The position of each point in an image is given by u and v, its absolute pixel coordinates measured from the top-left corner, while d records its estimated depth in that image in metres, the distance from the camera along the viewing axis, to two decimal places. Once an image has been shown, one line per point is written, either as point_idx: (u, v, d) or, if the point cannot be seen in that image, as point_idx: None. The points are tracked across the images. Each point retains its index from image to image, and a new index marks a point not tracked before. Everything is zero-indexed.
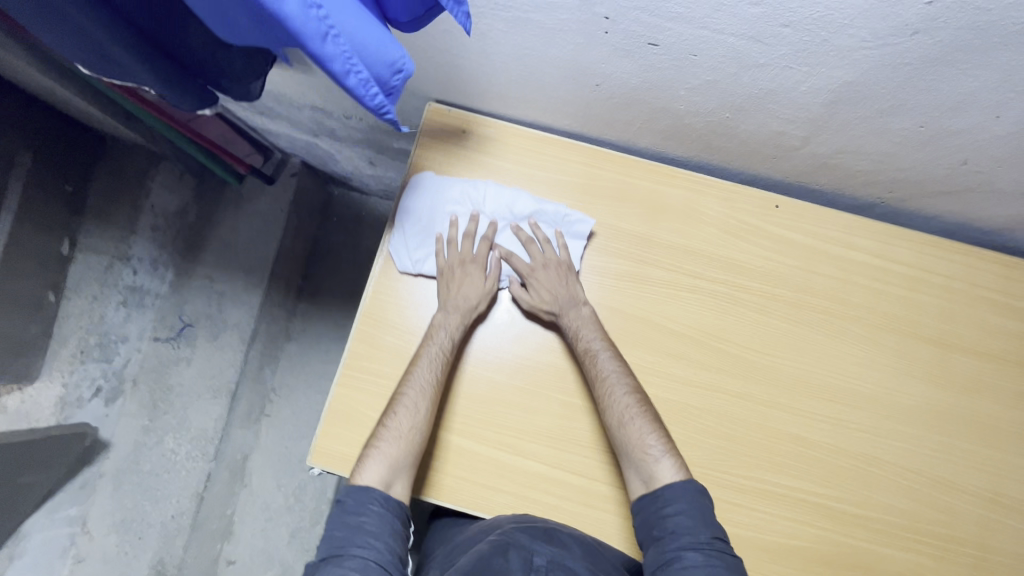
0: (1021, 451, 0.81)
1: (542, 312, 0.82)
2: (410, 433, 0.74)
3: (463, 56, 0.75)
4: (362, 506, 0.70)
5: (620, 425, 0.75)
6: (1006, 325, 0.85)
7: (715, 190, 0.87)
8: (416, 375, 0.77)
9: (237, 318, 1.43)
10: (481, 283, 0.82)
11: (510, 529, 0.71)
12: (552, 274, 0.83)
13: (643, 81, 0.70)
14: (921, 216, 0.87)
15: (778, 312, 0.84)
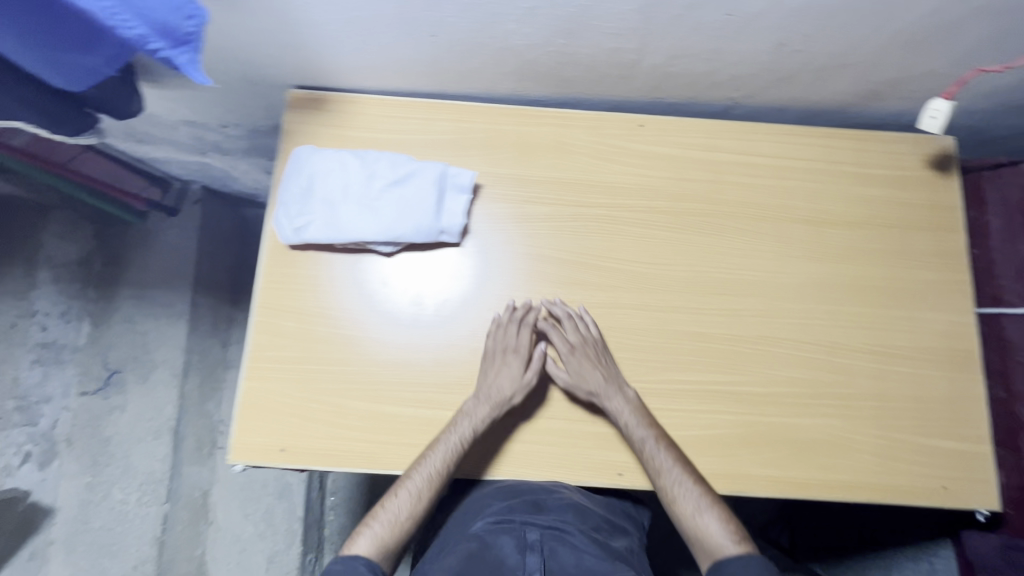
0: (900, 303, 0.86)
1: (581, 392, 0.81)
2: (417, 491, 0.76)
3: (299, 34, 0.75)
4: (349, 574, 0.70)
5: (689, 516, 0.74)
6: (869, 192, 0.90)
7: (581, 121, 0.91)
8: (428, 461, 0.76)
9: (166, 355, 1.39)
10: (516, 374, 0.80)
11: (510, 509, 0.83)
12: (583, 358, 0.81)
13: (472, 25, 0.73)
14: (774, 108, 0.92)
15: (658, 222, 0.88)
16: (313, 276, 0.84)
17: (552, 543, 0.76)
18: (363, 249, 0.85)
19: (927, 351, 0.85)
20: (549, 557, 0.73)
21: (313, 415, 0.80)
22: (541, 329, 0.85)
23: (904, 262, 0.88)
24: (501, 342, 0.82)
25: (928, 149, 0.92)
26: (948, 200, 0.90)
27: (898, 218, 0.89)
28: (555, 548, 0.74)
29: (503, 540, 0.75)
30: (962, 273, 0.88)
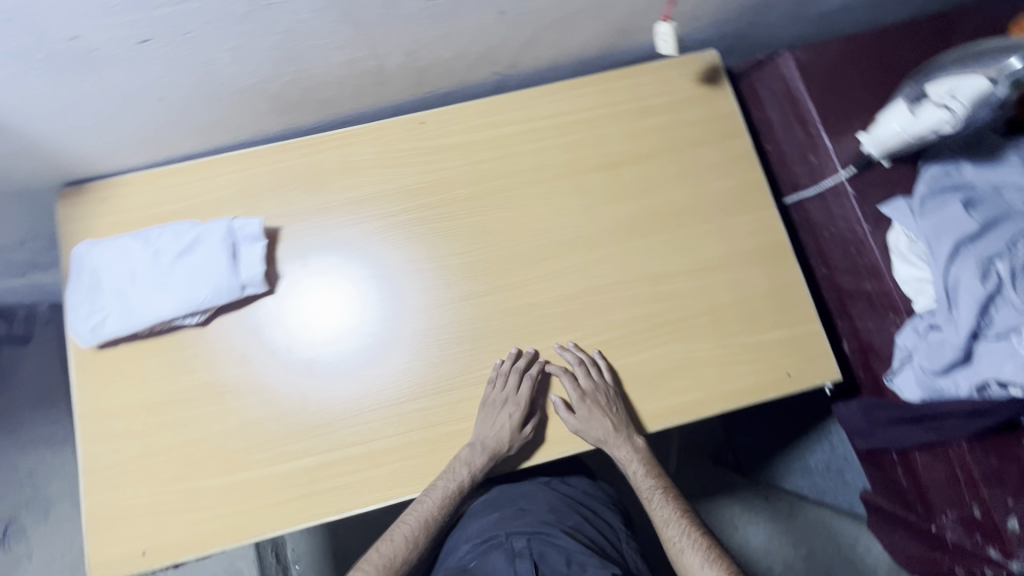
0: (708, 216, 0.90)
1: (588, 438, 0.81)
2: (411, 532, 0.80)
3: (22, 138, 0.72)
4: None
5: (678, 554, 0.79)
6: (653, 122, 0.93)
7: (363, 135, 0.90)
8: (422, 506, 0.80)
9: (60, 488, 1.31)
10: (513, 424, 0.80)
11: (501, 525, 0.88)
12: (597, 414, 0.81)
13: (191, 78, 0.71)
14: (544, 69, 0.94)
15: (463, 211, 0.89)
16: (131, 370, 0.81)
17: (540, 547, 0.81)
18: (172, 328, 0.82)
19: (741, 254, 0.89)
20: (539, 559, 0.79)
21: (169, 506, 0.78)
22: (549, 374, 0.85)
23: (701, 178, 0.91)
24: (495, 396, 0.81)
25: (695, 66, 0.96)
26: (724, 108, 0.94)
27: (685, 139, 0.93)
28: (543, 550, 0.81)
29: (494, 556, 0.81)
30: (754, 171, 0.92)
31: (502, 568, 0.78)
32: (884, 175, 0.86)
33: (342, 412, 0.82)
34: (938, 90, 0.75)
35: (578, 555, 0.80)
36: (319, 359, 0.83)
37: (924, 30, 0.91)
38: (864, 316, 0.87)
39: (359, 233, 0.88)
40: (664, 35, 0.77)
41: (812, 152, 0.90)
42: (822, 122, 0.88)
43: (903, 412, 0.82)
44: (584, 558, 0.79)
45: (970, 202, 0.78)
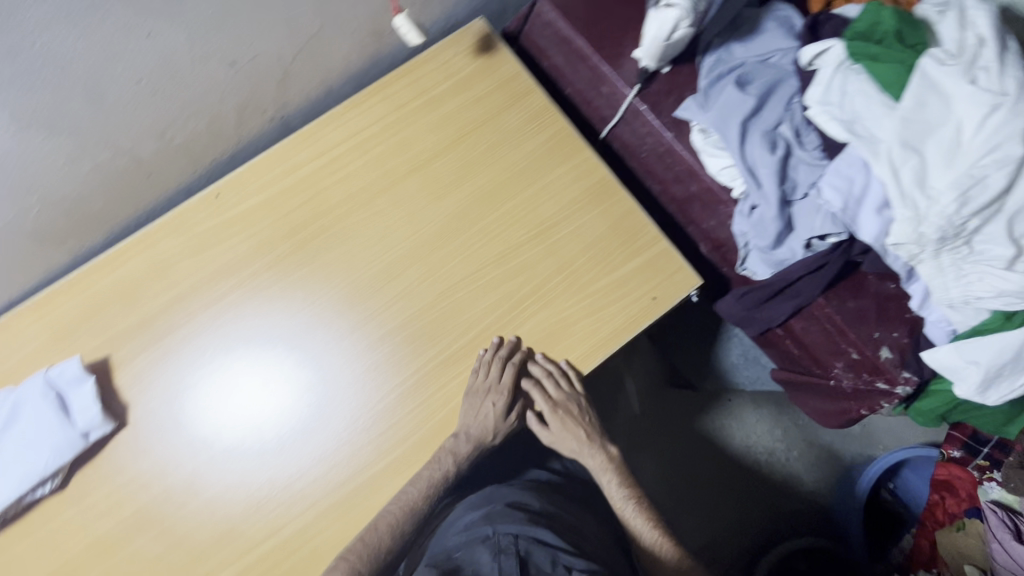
0: (530, 179, 0.90)
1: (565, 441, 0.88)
2: (394, 523, 0.76)
3: None
4: None
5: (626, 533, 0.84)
6: (446, 109, 0.92)
7: (159, 230, 0.85)
8: (406, 496, 0.78)
9: None
10: (498, 412, 0.81)
11: (497, 516, 0.80)
12: (571, 422, 0.86)
13: None
14: (320, 97, 0.90)
15: (292, 265, 0.86)
16: (9, 561, 0.75)
17: (525, 543, 0.74)
18: (30, 505, 0.77)
19: (573, 202, 0.89)
20: (525, 557, 0.71)
21: None
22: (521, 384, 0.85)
23: (510, 144, 0.91)
24: (479, 385, 0.81)
25: (467, 40, 0.95)
26: (508, 70, 0.93)
27: (482, 113, 0.92)
28: (531, 550, 0.73)
29: (478, 548, 0.73)
30: (558, 119, 0.92)
31: (486, 563, 0.71)
32: (669, 80, 0.87)
33: (291, 467, 0.79)
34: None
35: (565, 556, 0.73)
36: (272, 412, 0.81)
37: None
38: (704, 217, 0.89)
39: (291, 268, 0.86)
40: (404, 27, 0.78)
41: (601, 82, 0.91)
42: (596, 52, 0.89)
43: (771, 286, 0.81)
44: (571, 561, 0.72)
45: (743, 81, 0.80)
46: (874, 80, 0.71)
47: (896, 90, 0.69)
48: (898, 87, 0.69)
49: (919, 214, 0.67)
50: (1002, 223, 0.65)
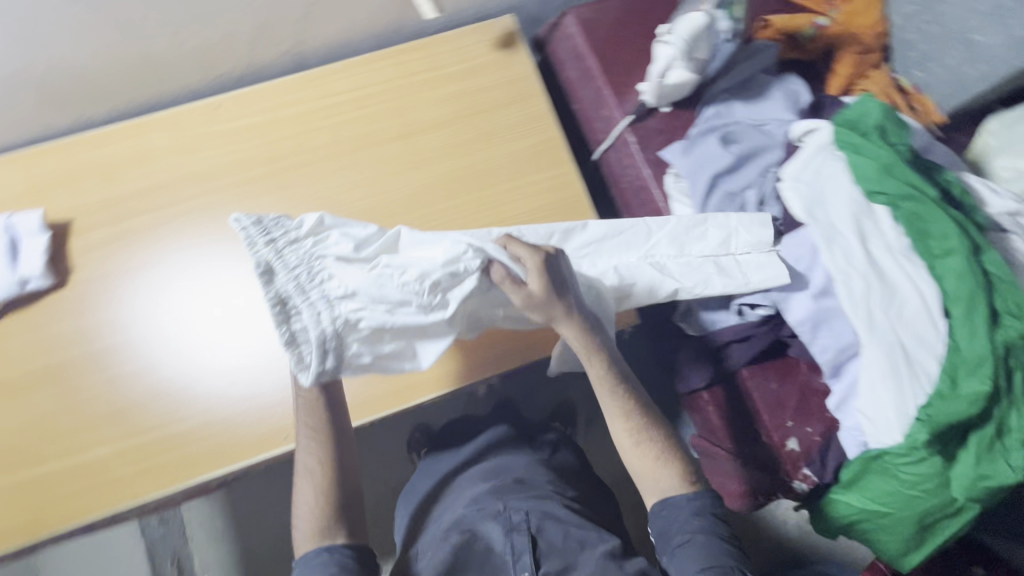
0: (507, 174, 0.91)
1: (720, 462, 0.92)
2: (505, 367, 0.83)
3: None
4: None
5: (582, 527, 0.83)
6: (448, 89, 0.94)
7: (156, 123, 0.90)
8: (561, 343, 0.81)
9: None
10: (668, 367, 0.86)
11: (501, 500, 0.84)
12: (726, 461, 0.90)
13: None
14: (337, 44, 0.95)
15: (262, 188, 0.89)
16: None
17: (539, 519, 0.81)
18: None
19: (542, 209, 0.89)
20: (537, 535, 0.79)
21: None
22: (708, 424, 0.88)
23: (501, 139, 0.92)
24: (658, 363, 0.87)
25: (490, 31, 0.97)
26: (520, 68, 0.96)
27: (485, 103, 0.94)
28: (545, 525, 0.80)
29: (490, 523, 0.80)
30: (552, 130, 0.93)
31: (498, 540, 0.79)
32: (668, 122, 0.87)
33: (201, 380, 0.82)
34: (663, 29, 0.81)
35: (577, 532, 0.81)
36: None
37: None
38: None
39: (514, 135, 0.93)
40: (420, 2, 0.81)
41: (603, 106, 0.91)
42: (603, 73, 0.90)
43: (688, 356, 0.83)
44: (580, 534, 0.81)
45: (729, 138, 0.80)
46: (845, 167, 0.71)
47: (868, 181, 0.70)
48: (921, 236, 0.68)
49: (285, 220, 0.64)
50: (332, 253, 0.64)
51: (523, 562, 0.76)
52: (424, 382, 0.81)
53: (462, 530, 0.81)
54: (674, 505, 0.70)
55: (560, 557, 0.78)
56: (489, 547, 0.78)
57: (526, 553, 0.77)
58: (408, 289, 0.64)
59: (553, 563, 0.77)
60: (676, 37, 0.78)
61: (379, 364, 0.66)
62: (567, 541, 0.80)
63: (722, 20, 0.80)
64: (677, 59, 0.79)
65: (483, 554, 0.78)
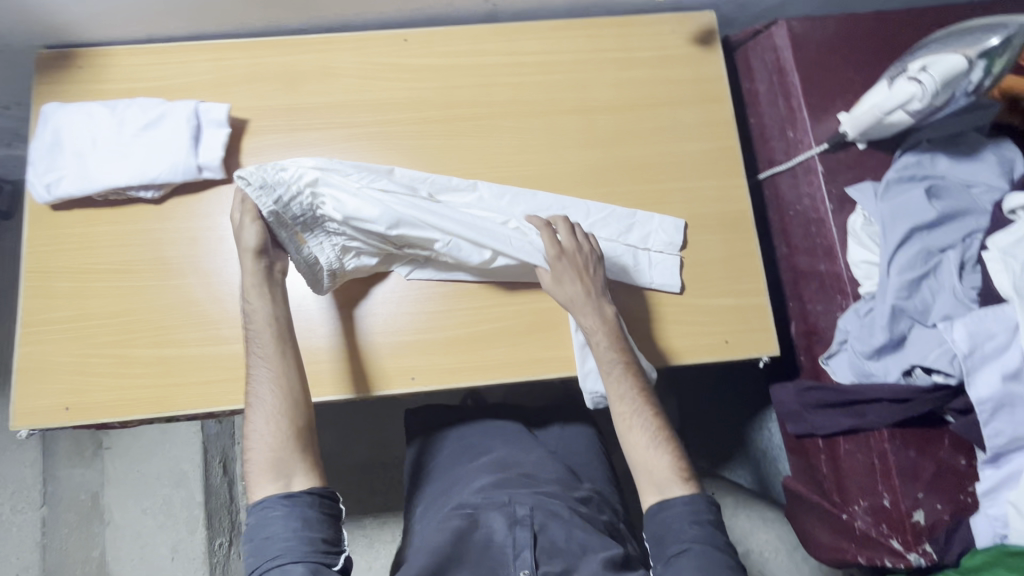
0: (676, 175, 0.89)
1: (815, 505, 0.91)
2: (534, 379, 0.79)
3: None
4: (266, 519, 0.66)
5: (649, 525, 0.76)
6: (636, 75, 0.92)
7: (343, 43, 0.90)
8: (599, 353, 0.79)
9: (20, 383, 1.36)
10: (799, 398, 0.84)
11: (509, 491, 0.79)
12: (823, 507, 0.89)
13: None
14: (535, 4, 0.92)
15: (433, 131, 0.89)
16: (86, 233, 0.82)
17: (542, 518, 0.75)
18: (129, 198, 0.83)
19: (704, 218, 0.88)
20: (540, 532, 0.73)
21: (95, 370, 0.80)
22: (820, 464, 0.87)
23: (678, 137, 0.90)
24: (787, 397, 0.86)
25: (690, 24, 0.93)
26: (713, 71, 0.92)
27: (670, 98, 0.91)
28: (549, 524, 0.74)
29: (493, 513, 0.75)
30: (731, 141, 0.90)
31: (499, 534, 0.72)
32: (861, 161, 0.84)
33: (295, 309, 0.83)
34: (914, 64, 0.72)
35: (581, 536, 0.75)
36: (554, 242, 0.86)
37: (927, 17, 0.88)
38: (815, 298, 0.86)
39: (693, 137, 0.90)
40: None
41: (792, 129, 0.88)
42: (802, 95, 0.86)
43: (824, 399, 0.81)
44: (586, 539, 0.74)
45: (933, 191, 0.76)
46: None
47: None
48: None
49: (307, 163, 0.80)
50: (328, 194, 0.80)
51: (523, 559, 0.70)
52: (558, 362, 0.83)
53: (464, 514, 0.75)
54: (671, 512, 0.72)
55: (563, 559, 0.71)
56: (489, 539, 0.71)
57: (528, 549, 0.71)
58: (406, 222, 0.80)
59: (554, 564, 0.70)
60: (927, 80, 0.70)
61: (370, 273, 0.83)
62: (570, 542, 0.73)
63: (979, 67, 0.70)
64: (917, 101, 0.71)
65: (482, 543, 0.71)
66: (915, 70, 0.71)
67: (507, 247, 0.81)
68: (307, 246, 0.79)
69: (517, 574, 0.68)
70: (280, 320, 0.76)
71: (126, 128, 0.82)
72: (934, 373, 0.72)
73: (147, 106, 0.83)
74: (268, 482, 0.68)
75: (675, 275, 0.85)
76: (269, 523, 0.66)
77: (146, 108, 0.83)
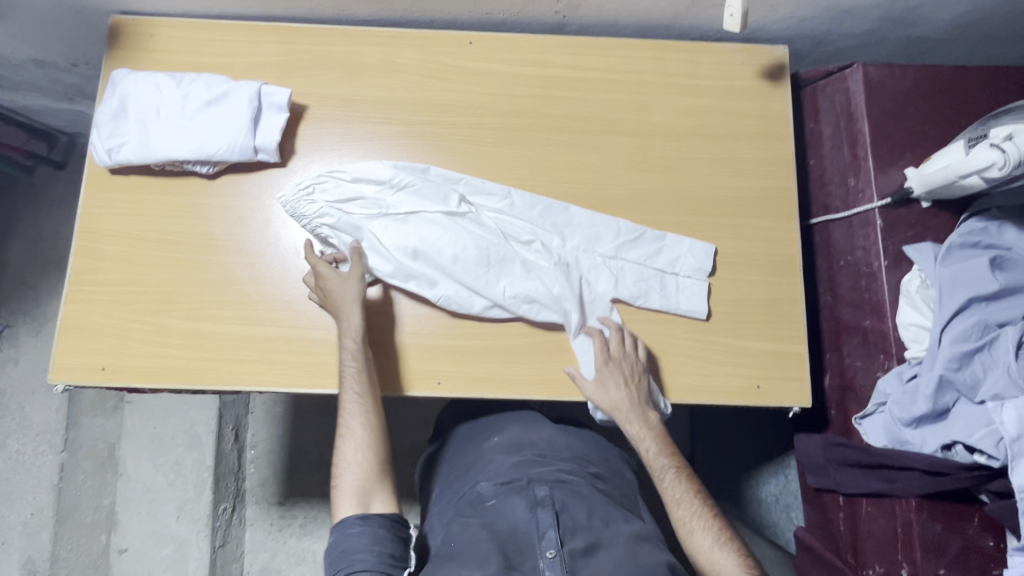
0: (728, 210, 0.87)
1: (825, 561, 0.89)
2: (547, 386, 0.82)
3: None
4: (345, 531, 0.70)
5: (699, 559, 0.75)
6: (698, 103, 0.90)
7: (408, 39, 0.90)
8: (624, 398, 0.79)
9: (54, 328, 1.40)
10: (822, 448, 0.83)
11: (524, 469, 0.79)
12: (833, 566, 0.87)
13: None
14: (605, 20, 0.91)
15: (487, 138, 0.88)
16: (140, 201, 0.84)
17: (562, 497, 0.75)
18: (185, 171, 0.85)
19: (751, 256, 0.86)
20: (562, 511, 0.73)
21: (134, 335, 0.81)
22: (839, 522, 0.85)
23: (734, 172, 0.88)
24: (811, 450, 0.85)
25: (760, 57, 0.91)
26: (779, 108, 0.90)
27: (731, 131, 0.89)
28: (569, 503, 0.75)
29: (513, 499, 0.75)
30: (788, 182, 0.88)
31: (522, 517, 0.73)
32: (926, 219, 0.81)
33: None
34: (998, 129, 0.68)
35: (601, 510, 0.75)
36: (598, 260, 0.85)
37: (1011, 77, 0.85)
38: (854, 353, 0.84)
39: (749, 173, 0.88)
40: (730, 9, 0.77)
41: (854, 179, 0.85)
42: (871, 144, 0.83)
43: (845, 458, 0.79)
44: (604, 513, 0.75)
45: (997, 263, 0.74)
46: None
47: None
48: None
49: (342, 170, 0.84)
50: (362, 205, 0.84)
51: (548, 539, 0.70)
52: None
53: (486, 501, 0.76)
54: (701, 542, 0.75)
55: (586, 534, 0.72)
56: (513, 527, 0.72)
57: (552, 529, 0.71)
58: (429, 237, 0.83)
59: (579, 540, 0.71)
60: (1010, 153, 0.66)
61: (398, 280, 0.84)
62: (591, 518, 0.74)
63: None
64: (997, 169, 0.67)
65: (508, 531, 0.72)
66: (999, 137, 0.67)
67: (515, 281, 0.82)
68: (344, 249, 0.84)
69: (545, 556, 0.69)
70: (360, 355, 0.77)
71: (190, 103, 0.83)
72: (975, 453, 0.69)
73: (212, 82, 0.84)
74: (347, 502, 0.72)
75: (700, 301, 0.84)
76: (344, 540, 0.70)
77: (211, 84, 0.84)
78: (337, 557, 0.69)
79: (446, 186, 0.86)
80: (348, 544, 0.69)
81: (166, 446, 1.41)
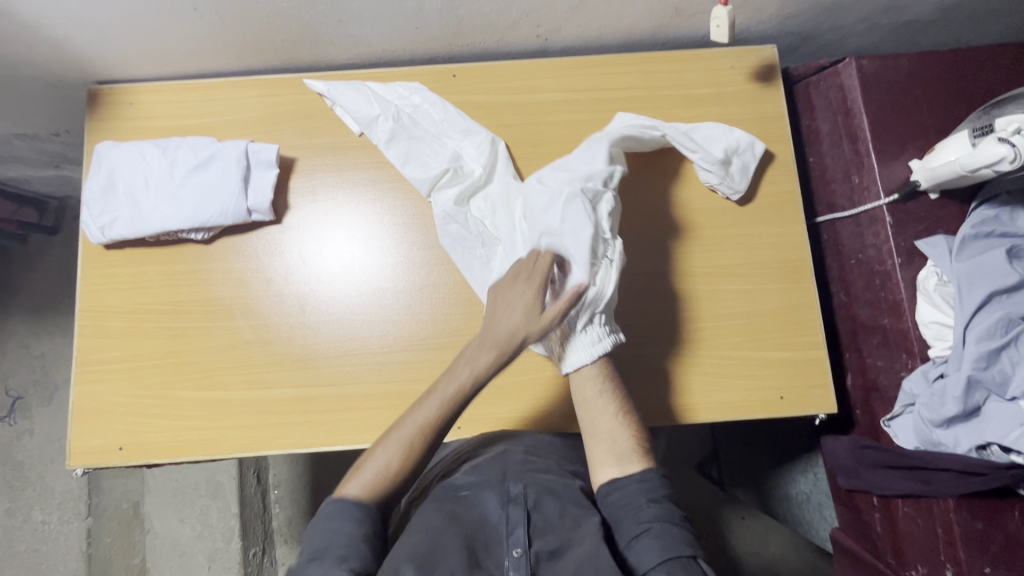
0: (732, 219, 0.86)
1: (858, 552, 0.89)
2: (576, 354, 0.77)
3: (76, 32, 0.76)
4: (344, 514, 0.62)
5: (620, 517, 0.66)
6: (693, 113, 0.88)
7: (390, 79, 0.88)
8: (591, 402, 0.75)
9: (66, 392, 1.40)
10: (847, 446, 0.83)
11: (498, 465, 0.72)
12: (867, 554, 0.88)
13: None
14: (587, 39, 0.89)
15: None
16: (139, 274, 0.83)
17: (538, 494, 0.67)
18: (180, 239, 0.84)
19: (760, 264, 0.85)
20: (534, 509, 0.65)
21: (149, 411, 0.80)
22: (871, 516, 0.85)
23: None
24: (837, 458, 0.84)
25: (749, 60, 0.89)
26: (772, 111, 0.88)
27: None
28: (544, 501, 0.66)
29: (488, 493, 0.67)
30: (789, 184, 0.87)
31: (493, 513, 0.65)
32: (937, 211, 0.79)
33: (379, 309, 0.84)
34: (1005, 122, 0.67)
35: (577, 508, 0.67)
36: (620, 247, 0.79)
37: (1006, 55, 0.83)
38: (875, 353, 0.83)
39: (750, 180, 0.87)
40: (705, 165, 0.83)
41: (858, 175, 0.84)
42: (872, 139, 0.82)
43: (872, 461, 0.79)
44: (582, 512, 0.66)
45: (1014, 252, 0.73)
46: None
47: None
48: None
49: (389, 121, 0.85)
50: (422, 119, 0.86)
51: (516, 535, 0.62)
52: None
53: (456, 493, 0.68)
54: (619, 499, 0.66)
55: (556, 535, 0.63)
56: (483, 520, 0.64)
57: (522, 527, 0.63)
58: (448, 182, 0.84)
59: (546, 541, 0.62)
60: (1016, 147, 0.65)
61: (445, 184, 0.84)
62: (565, 518, 0.65)
63: None
64: (1007, 163, 0.67)
65: (476, 522, 0.64)
66: (1007, 131, 0.67)
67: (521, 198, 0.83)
68: (403, 133, 0.85)
69: (509, 555, 0.61)
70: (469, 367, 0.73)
71: (178, 170, 0.82)
72: (1011, 451, 0.69)
73: (197, 146, 0.83)
74: (356, 481, 0.66)
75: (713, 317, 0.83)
76: (336, 520, 0.61)
77: (196, 148, 0.83)
78: (329, 538, 0.60)
79: (457, 149, 0.85)
80: (329, 536, 0.60)
81: (189, 499, 1.40)
